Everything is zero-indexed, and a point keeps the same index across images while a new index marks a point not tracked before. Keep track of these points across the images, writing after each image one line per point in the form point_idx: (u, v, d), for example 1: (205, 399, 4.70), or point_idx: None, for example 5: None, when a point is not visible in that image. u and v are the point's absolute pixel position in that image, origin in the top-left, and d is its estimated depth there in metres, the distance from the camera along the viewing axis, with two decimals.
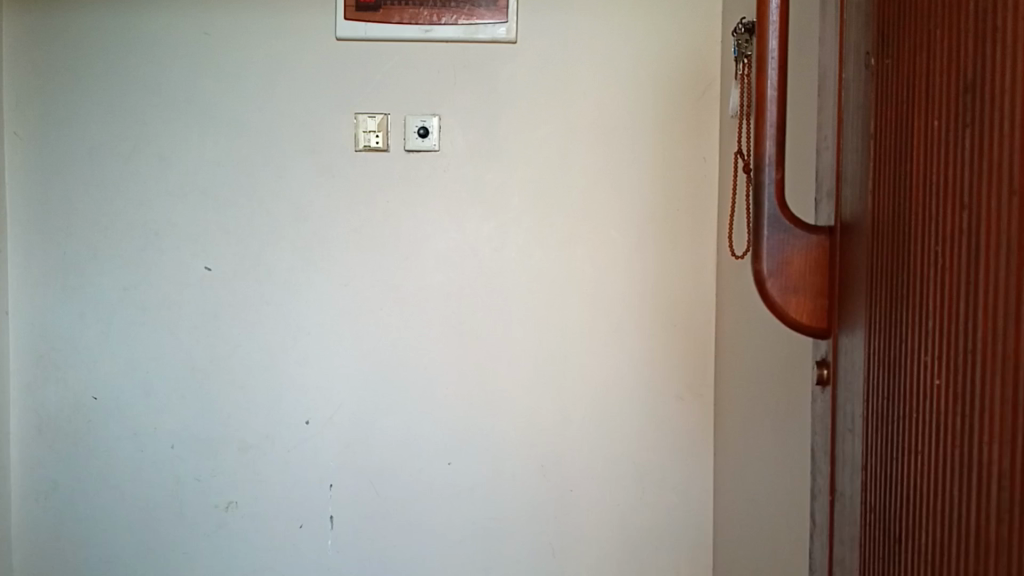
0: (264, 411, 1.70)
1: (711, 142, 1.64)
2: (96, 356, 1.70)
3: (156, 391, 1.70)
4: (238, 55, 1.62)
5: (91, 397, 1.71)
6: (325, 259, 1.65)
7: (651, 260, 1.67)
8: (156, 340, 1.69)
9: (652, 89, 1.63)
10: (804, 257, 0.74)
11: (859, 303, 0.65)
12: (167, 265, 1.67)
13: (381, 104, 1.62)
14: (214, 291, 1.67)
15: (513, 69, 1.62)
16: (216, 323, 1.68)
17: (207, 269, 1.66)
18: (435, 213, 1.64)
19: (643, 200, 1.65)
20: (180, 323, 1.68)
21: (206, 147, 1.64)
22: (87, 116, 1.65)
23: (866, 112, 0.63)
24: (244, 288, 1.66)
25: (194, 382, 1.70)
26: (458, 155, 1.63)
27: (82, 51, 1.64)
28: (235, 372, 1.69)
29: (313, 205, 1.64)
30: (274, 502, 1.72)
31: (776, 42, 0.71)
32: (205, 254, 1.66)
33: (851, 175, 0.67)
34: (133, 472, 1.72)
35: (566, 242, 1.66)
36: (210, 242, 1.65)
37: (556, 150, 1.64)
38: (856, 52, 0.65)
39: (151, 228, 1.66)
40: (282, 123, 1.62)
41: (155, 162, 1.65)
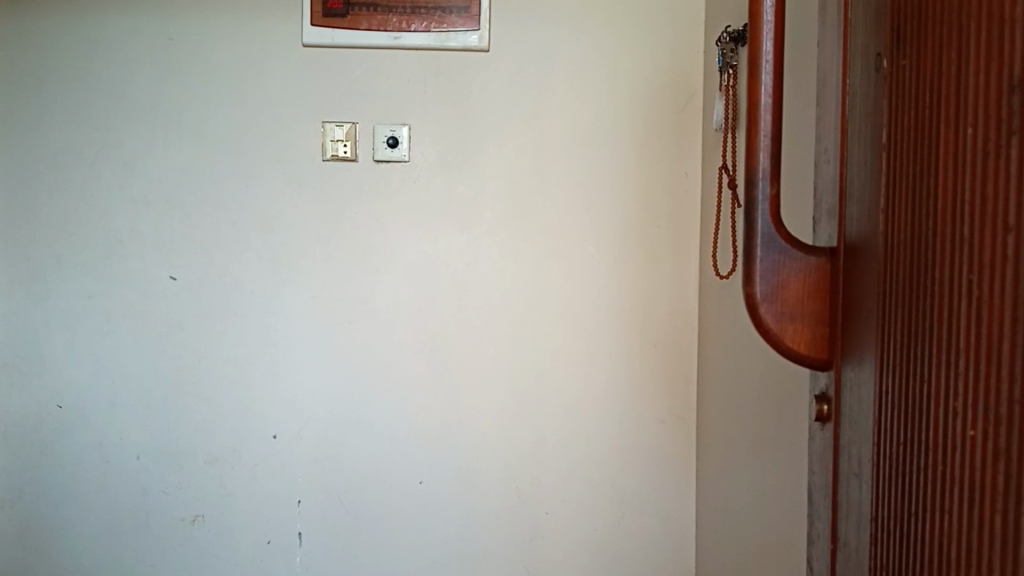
0: (230, 424, 1.59)
1: (694, 157, 1.58)
2: (61, 360, 1.58)
3: (125, 398, 1.59)
4: (204, 60, 1.53)
5: (56, 405, 1.59)
6: (291, 274, 1.56)
7: (632, 278, 1.60)
8: (125, 348, 1.58)
9: (631, 100, 1.57)
10: (802, 281, 0.68)
11: (867, 333, 0.58)
12: (131, 275, 1.56)
13: (349, 113, 1.54)
14: (181, 300, 1.56)
15: (488, 78, 1.55)
16: (183, 334, 1.57)
17: (172, 278, 1.56)
18: (408, 226, 1.56)
19: (626, 211, 1.59)
20: (145, 331, 1.57)
21: (177, 149, 1.54)
22: (50, 122, 1.54)
23: (876, 121, 0.57)
24: (218, 289, 1.56)
25: (163, 393, 1.59)
26: (431, 166, 1.55)
27: (45, 50, 1.54)
28: (202, 383, 1.58)
29: (278, 216, 1.55)
30: (244, 513, 1.61)
31: (771, 45, 0.65)
32: (170, 262, 1.56)
33: (857, 191, 0.60)
34: (102, 483, 1.61)
35: (545, 257, 1.58)
36: (177, 248, 1.55)
37: (534, 163, 1.57)
38: (864, 54, 0.59)
39: (115, 237, 1.56)
40: (249, 129, 1.54)
41: (119, 169, 1.55)
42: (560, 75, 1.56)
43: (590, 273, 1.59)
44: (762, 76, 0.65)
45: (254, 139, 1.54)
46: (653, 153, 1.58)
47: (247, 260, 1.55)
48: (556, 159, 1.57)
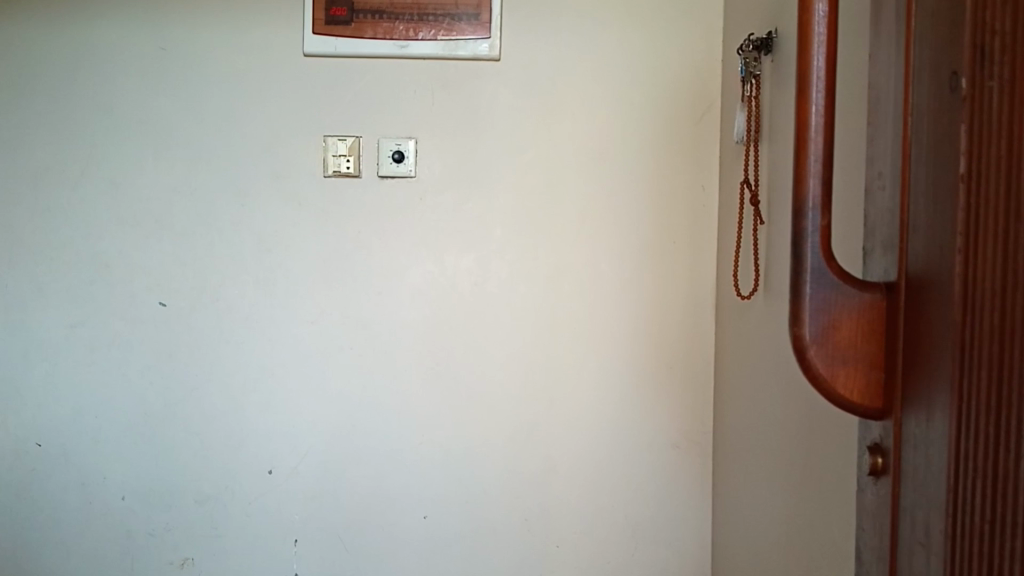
0: (221, 462, 1.53)
1: (712, 170, 1.51)
2: (42, 396, 1.52)
3: (110, 436, 1.52)
4: (199, 72, 1.47)
5: (34, 443, 1.53)
6: (290, 295, 1.49)
7: (646, 298, 1.52)
8: (109, 381, 1.51)
9: (646, 110, 1.50)
10: (856, 323, 0.56)
11: (955, 390, 0.48)
12: (118, 301, 1.50)
13: (352, 126, 1.47)
14: (171, 328, 1.50)
15: (498, 88, 1.49)
16: (172, 364, 1.51)
17: (162, 304, 1.49)
18: (413, 244, 1.50)
19: (640, 228, 1.52)
20: (131, 363, 1.51)
21: (168, 168, 1.48)
22: (33, 138, 1.48)
23: (965, 140, 0.47)
24: (208, 318, 1.50)
25: (148, 429, 1.52)
26: (438, 182, 1.49)
27: (28, 65, 1.48)
28: (192, 418, 1.52)
29: (278, 235, 1.48)
30: (236, 557, 1.54)
31: (823, 54, 0.54)
32: (159, 288, 1.49)
33: (934, 219, 0.50)
34: (81, 527, 1.54)
35: (556, 276, 1.52)
36: (167, 273, 1.49)
37: (544, 177, 1.50)
38: (942, 62, 0.50)
39: (102, 259, 1.49)
40: (246, 145, 1.47)
41: (106, 188, 1.48)
42: (572, 85, 1.49)
43: (603, 294, 1.52)
44: (814, 90, 0.54)
45: (247, 160, 1.47)
46: (669, 167, 1.51)
47: (242, 284, 1.49)
48: (567, 173, 1.51)
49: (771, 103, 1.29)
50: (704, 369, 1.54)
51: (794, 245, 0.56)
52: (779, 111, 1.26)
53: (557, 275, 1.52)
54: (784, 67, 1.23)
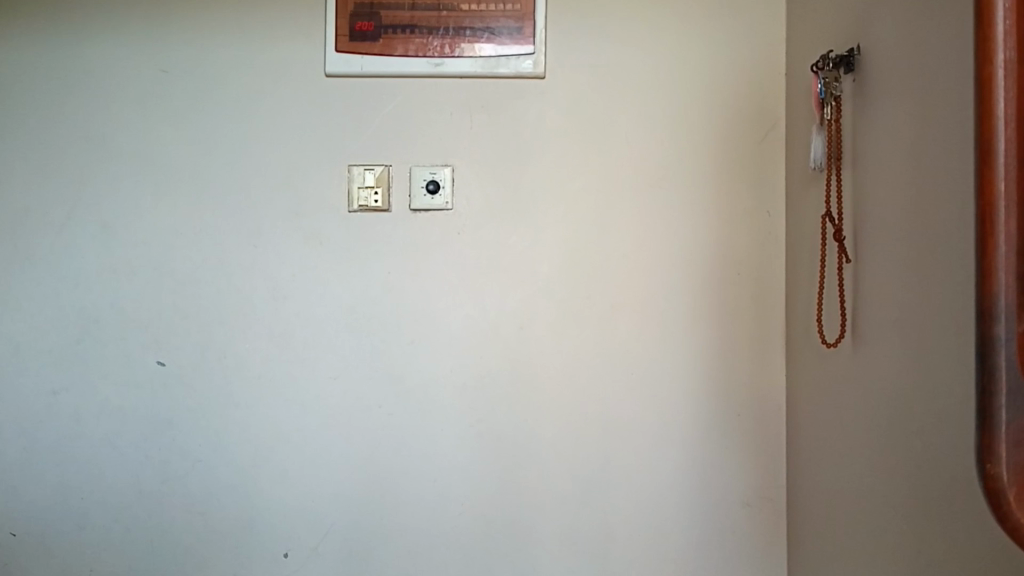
0: (230, 546, 1.40)
1: (777, 191, 1.32)
2: (31, 469, 1.41)
3: (98, 517, 1.41)
4: (202, 96, 1.36)
5: (9, 533, 1.42)
6: (308, 349, 1.37)
7: (706, 344, 1.34)
8: (108, 449, 1.41)
9: (708, 132, 1.32)
10: None
11: None
12: (111, 363, 1.40)
13: (382, 154, 1.33)
14: (168, 394, 1.39)
15: (543, 109, 1.32)
16: (170, 433, 1.40)
17: (160, 364, 1.39)
18: (448, 284, 1.34)
19: (703, 267, 1.33)
20: (125, 434, 1.40)
21: (162, 212, 1.38)
22: (12, 171, 1.39)
23: None
24: (207, 377, 1.39)
25: (140, 508, 1.41)
26: (474, 214, 1.33)
27: (12, 91, 1.39)
28: (194, 495, 1.40)
29: (294, 280, 1.36)
30: None
31: (1012, 112, 0.52)
32: (157, 346, 1.39)
33: None
34: None
35: (603, 319, 1.34)
36: (161, 329, 1.39)
37: (590, 206, 1.33)
38: None
39: (91, 315, 1.39)
40: (261, 177, 1.35)
41: (95, 231, 1.39)
42: (623, 105, 1.32)
43: (655, 343, 1.34)
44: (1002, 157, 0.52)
45: (247, 202, 1.36)
46: (726, 192, 1.32)
47: (250, 338, 1.38)
48: (614, 201, 1.33)
49: (857, 124, 1.03)
50: (778, 423, 1.35)
51: (982, 322, 0.54)
52: (868, 133, 1.01)
53: (605, 319, 1.34)
54: (875, 77, 0.98)
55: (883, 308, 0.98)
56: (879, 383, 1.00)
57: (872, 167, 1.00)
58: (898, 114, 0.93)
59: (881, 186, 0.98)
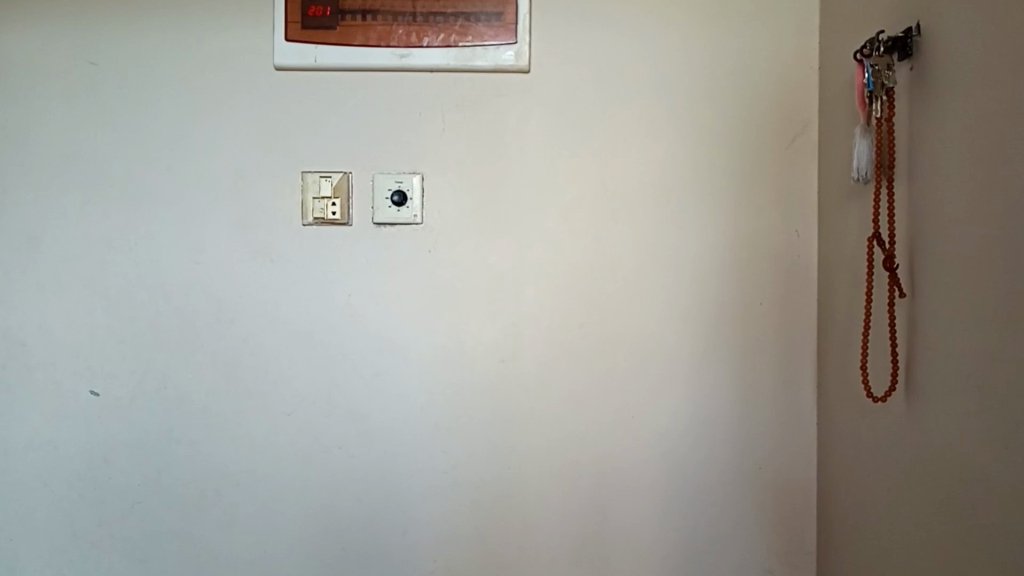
0: None
1: (808, 209, 1.12)
2: None
3: (28, 564, 1.18)
4: (140, 93, 1.14)
5: None
6: (259, 382, 1.15)
7: (722, 386, 1.14)
8: (38, 487, 1.18)
9: (724, 137, 1.12)
10: None
11: None
12: (38, 391, 1.17)
13: (340, 160, 1.13)
14: (102, 428, 1.17)
15: (529, 108, 1.12)
16: (107, 472, 1.17)
17: (93, 394, 1.17)
18: (418, 311, 1.14)
19: (720, 293, 1.13)
20: (56, 472, 1.18)
21: (95, 223, 1.15)
22: None
23: None
24: (147, 411, 1.16)
25: (76, 555, 1.18)
26: (448, 231, 1.13)
27: None
28: (135, 541, 1.18)
29: (245, 303, 1.15)
30: None
31: None
32: (89, 373, 1.16)
33: None
34: None
35: (599, 355, 1.14)
36: (94, 354, 1.16)
37: (587, 221, 1.13)
38: None
39: (15, 336, 1.17)
40: (204, 185, 1.14)
41: (20, 242, 1.16)
42: (624, 104, 1.12)
43: (660, 383, 1.14)
44: None
45: (193, 213, 1.14)
46: (746, 207, 1.12)
47: (201, 366, 1.16)
48: (615, 215, 1.13)
49: (917, 124, 0.82)
50: (807, 478, 1.15)
51: None
52: (927, 139, 0.81)
53: (600, 355, 1.14)
54: (939, 68, 0.78)
55: (949, 356, 0.77)
56: (941, 448, 0.79)
57: (934, 182, 0.80)
58: (971, 114, 0.73)
59: (949, 202, 0.77)
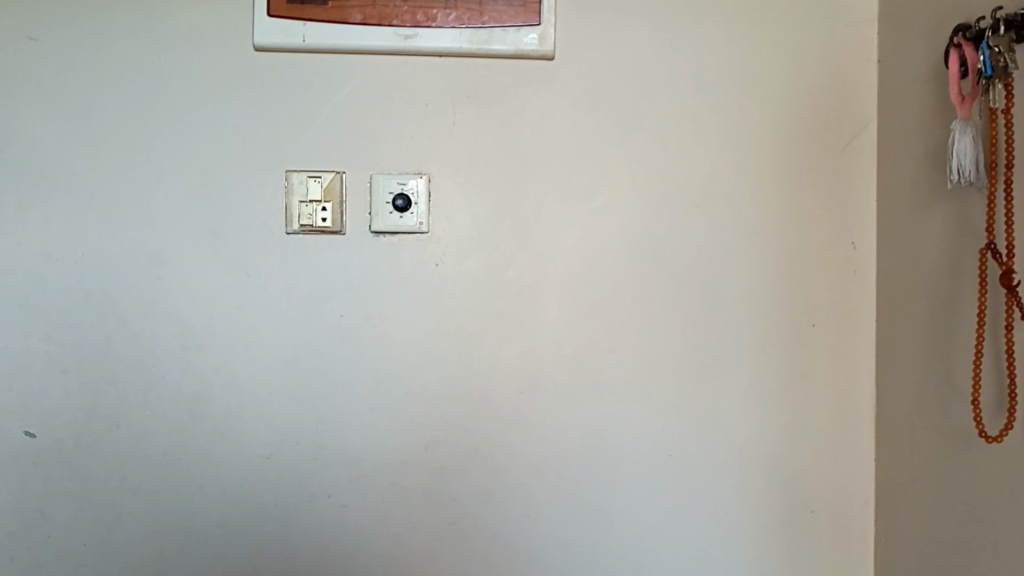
0: None
1: (866, 219, 0.99)
2: None
3: None
4: (89, 75, 0.95)
5: None
6: (233, 420, 0.97)
7: (770, 419, 1.01)
8: None
9: (773, 138, 0.99)
10: None
11: None
12: None
13: (332, 157, 0.96)
14: (39, 477, 0.97)
15: (553, 101, 0.97)
16: (45, 530, 0.97)
17: (28, 436, 0.97)
18: (424, 334, 0.98)
19: (768, 313, 1.00)
20: None
21: (31, 230, 0.95)
22: None
23: None
24: (96, 455, 0.97)
25: None
26: (458, 242, 0.97)
27: None
28: None
29: (215, 326, 0.97)
30: None
31: None
32: (24, 410, 0.96)
33: None
34: None
35: (632, 386, 0.99)
36: (28, 387, 0.96)
37: (618, 231, 0.98)
38: None
39: None
40: (168, 186, 0.96)
41: None
42: (662, 98, 0.98)
43: (701, 417, 1.00)
44: None
45: (154, 218, 0.96)
46: (797, 216, 0.99)
47: (162, 400, 0.97)
48: (651, 225, 0.99)
49: None
50: (864, 523, 1.01)
51: None
52: None
53: (633, 386, 0.99)
54: None
55: None
56: None
57: None
58: None
59: None
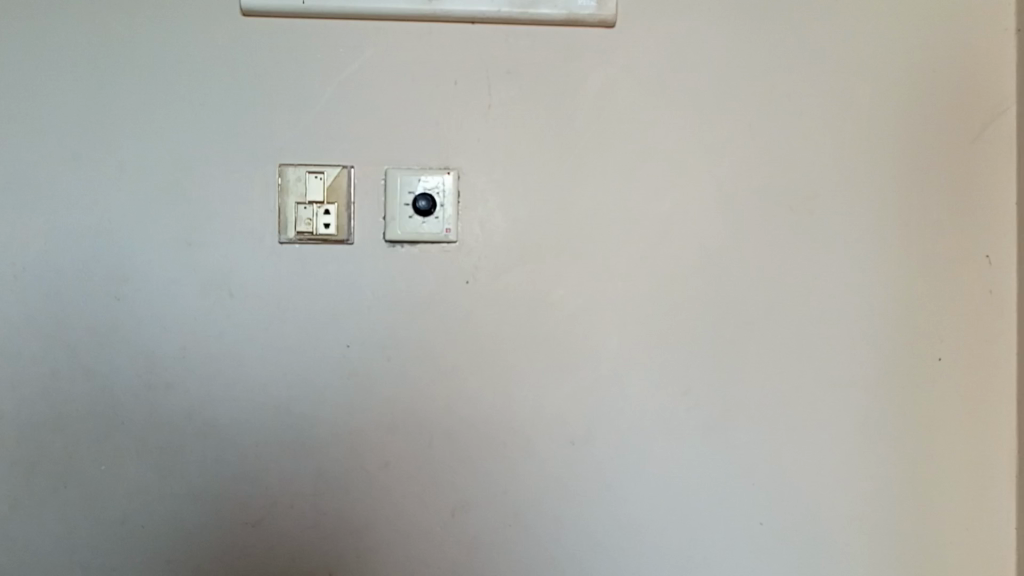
0: None
1: (1002, 227, 0.80)
2: None
3: None
4: (36, 45, 0.76)
5: None
6: (211, 478, 0.77)
7: (883, 475, 0.80)
8: None
9: (886, 126, 0.80)
10: None
11: None
12: None
13: (337, 147, 0.77)
14: None
15: (612, 80, 0.78)
16: None
17: None
18: (452, 370, 0.78)
19: (882, 344, 0.80)
20: None
21: None
22: None
23: None
24: (39, 524, 0.77)
25: None
26: (494, 254, 0.78)
27: None
28: None
29: (189, 359, 0.77)
30: None
31: None
32: None
33: None
34: None
35: (711, 435, 0.79)
36: None
37: (694, 241, 0.79)
38: None
39: None
40: (133, 184, 0.77)
41: None
42: (747, 77, 0.79)
43: (797, 474, 0.80)
44: None
45: (114, 223, 0.76)
46: (916, 224, 0.80)
47: (122, 453, 0.77)
48: (734, 233, 0.79)
49: None
50: None
51: None
52: None
53: (711, 435, 0.79)
54: None
55: None
56: None
57: None
58: None
59: None
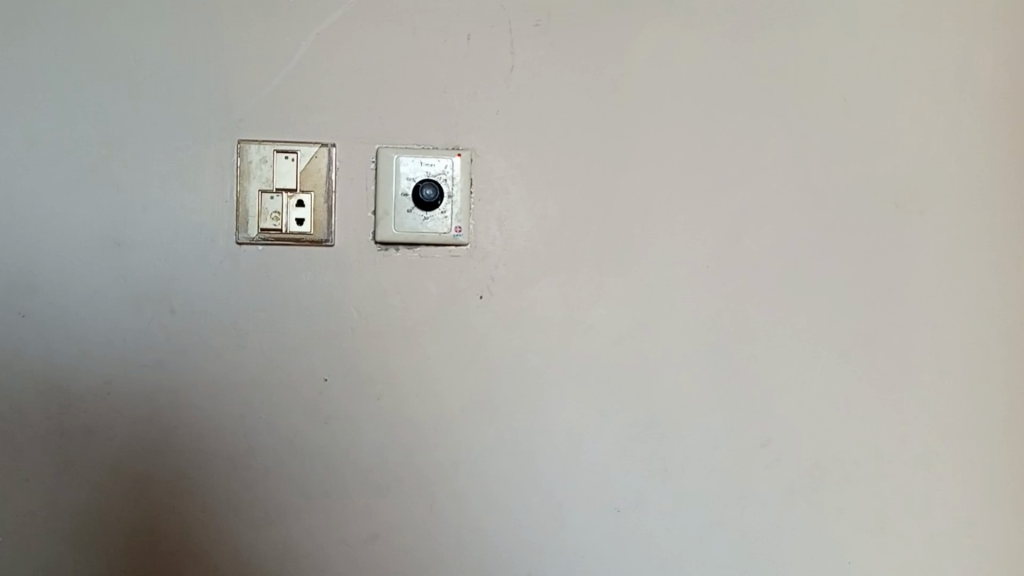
0: None
1: None
2: None
3: None
4: None
5: None
6: (146, 551, 0.59)
7: (1004, 545, 0.65)
8: None
9: (1007, 111, 0.65)
10: None
11: None
12: None
13: (314, 120, 0.59)
14: None
15: (670, 41, 0.62)
16: None
17: None
18: (459, 414, 0.59)
19: (1007, 379, 0.64)
20: None
21: None
22: None
23: None
24: None
25: None
26: (517, 261, 0.60)
27: None
28: None
29: (114, 396, 0.58)
30: None
31: None
32: None
33: None
34: None
35: (795, 497, 0.62)
36: None
37: (775, 248, 0.62)
38: None
39: None
40: (42, 162, 0.57)
41: None
42: (836, 43, 0.64)
43: (899, 545, 0.64)
44: None
45: (16, 214, 0.57)
46: None
47: (23, 521, 0.58)
48: (824, 239, 0.63)
49: None
50: None
51: None
52: None
53: (796, 497, 0.62)
54: None
55: None
56: None
57: None
58: None
59: None
